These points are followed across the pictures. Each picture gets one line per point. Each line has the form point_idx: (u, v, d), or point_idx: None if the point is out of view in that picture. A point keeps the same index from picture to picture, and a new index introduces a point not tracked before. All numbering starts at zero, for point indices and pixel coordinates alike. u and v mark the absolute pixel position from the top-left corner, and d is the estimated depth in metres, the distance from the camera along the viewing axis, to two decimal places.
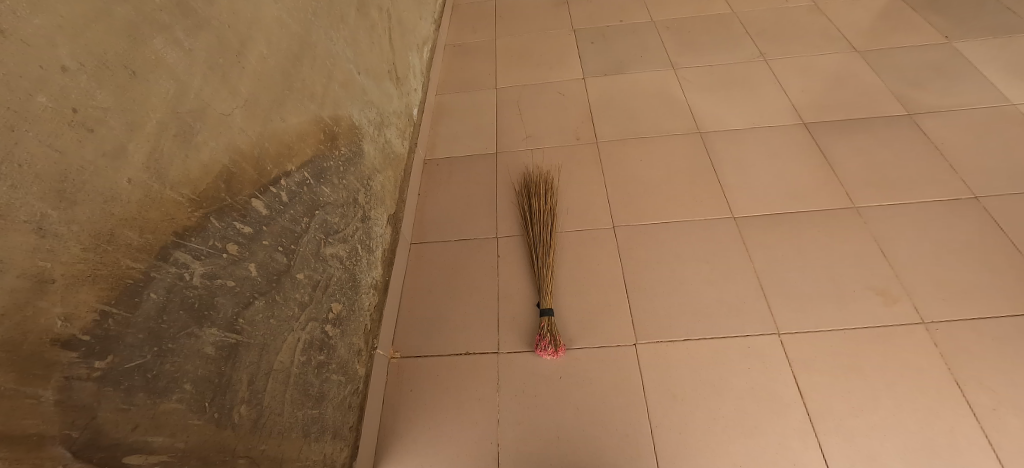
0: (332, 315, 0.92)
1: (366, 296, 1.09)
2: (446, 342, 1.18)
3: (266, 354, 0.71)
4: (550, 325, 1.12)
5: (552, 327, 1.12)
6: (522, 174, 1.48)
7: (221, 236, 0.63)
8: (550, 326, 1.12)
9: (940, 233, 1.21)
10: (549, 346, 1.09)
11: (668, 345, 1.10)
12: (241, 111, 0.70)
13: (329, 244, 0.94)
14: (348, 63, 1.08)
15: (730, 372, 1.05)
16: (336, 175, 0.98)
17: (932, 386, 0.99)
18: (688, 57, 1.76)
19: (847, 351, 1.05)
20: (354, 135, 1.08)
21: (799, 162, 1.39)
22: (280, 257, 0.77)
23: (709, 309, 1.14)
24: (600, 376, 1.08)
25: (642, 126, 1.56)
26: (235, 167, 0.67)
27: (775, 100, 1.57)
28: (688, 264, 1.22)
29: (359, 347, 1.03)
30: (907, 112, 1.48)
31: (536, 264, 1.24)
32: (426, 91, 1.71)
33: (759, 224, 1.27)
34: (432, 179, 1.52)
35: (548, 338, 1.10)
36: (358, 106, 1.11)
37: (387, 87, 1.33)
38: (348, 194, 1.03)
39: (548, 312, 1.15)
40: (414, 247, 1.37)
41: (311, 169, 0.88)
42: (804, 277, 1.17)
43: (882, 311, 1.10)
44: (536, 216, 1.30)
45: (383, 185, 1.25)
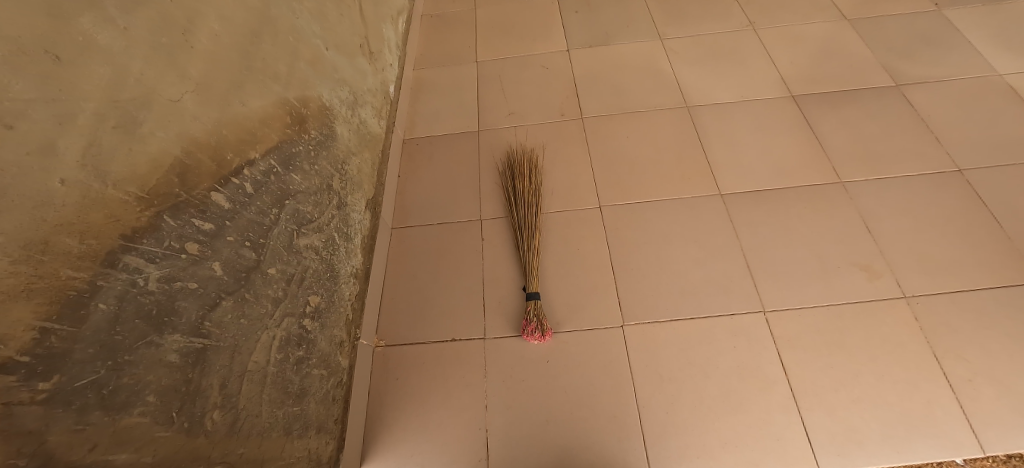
0: (310, 308, 0.89)
1: (347, 286, 1.05)
2: (432, 329, 1.16)
3: (239, 356, 0.68)
4: (538, 310, 1.10)
5: (540, 312, 1.10)
6: (506, 153, 1.43)
7: (178, 235, 0.58)
8: (537, 311, 1.10)
9: (923, 208, 1.21)
10: (537, 331, 1.08)
11: (656, 326, 1.10)
12: (194, 96, 0.64)
13: (303, 235, 0.89)
14: (314, 39, 1.00)
15: (717, 351, 1.06)
16: (307, 162, 0.92)
17: (910, 359, 1.02)
18: (676, 27, 1.69)
19: (831, 327, 1.06)
20: (325, 116, 1.01)
21: (787, 137, 1.37)
22: (247, 252, 0.72)
23: (696, 289, 1.14)
24: (588, 359, 1.08)
25: (629, 100, 1.51)
26: (190, 158, 0.61)
27: (764, 72, 1.53)
28: (675, 243, 1.21)
29: (341, 338, 1.01)
30: (895, 83, 1.46)
31: (521, 248, 1.21)
32: (403, 66, 1.62)
33: (747, 201, 1.26)
34: (412, 160, 1.46)
35: (536, 323, 1.08)
36: (328, 85, 1.04)
37: (360, 63, 1.24)
38: (320, 181, 0.97)
39: (536, 296, 1.12)
40: (396, 231, 1.32)
41: (278, 156, 0.82)
42: (790, 254, 1.17)
43: (865, 287, 1.11)
44: (521, 198, 1.27)
45: (360, 169, 1.19)
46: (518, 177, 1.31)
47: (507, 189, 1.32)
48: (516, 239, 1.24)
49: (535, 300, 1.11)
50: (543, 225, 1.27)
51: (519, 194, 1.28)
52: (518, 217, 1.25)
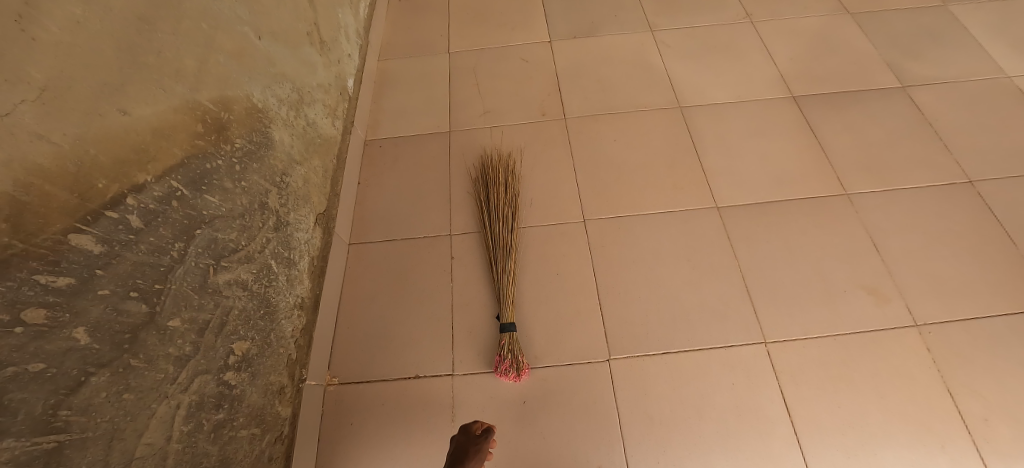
0: (233, 359, 0.73)
1: (288, 321, 0.90)
2: (393, 363, 1.01)
3: (121, 444, 0.52)
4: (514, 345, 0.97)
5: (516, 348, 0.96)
6: (479, 158, 1.27)
7: (10, 301, 0.41)
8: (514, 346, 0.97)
9: (933, 223, 1.11)
10: (513, 370, 0.95)
11: (645, 360, 0.98)
12: (36, 104, 0.45)
13: (223, 269, 0.73)
14: (240, 26, 0.82)
15: (713, 388, 0.94)
16: (228, 179, 0.75)
17: (921, 395, 0.93)
18: (668, 17, 1.55)
19: (836, 359, 0.96)
20: (255, 120, 0.84)
21: (787, 142, 1.25)
22: (132, 306, 0.56)
23: (690, 315, 1.02)
24: (570, 398, 0.95)
25: (616, 99, 1.36)
26: (29, 193, 0.44)
27: (762, 69, 1.40)
28: (667, 263, 1.08)
29: (280, 384, 0.86)
30: (900, 84, 1.35)
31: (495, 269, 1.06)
32: (364, 57, 1.44)
33: (745, 215, 1.14)
34: (373, 165, 1.29)
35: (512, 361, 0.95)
36: (259, 81, 0.86)
37: (307, 55, 1.06)
38: (249, 200, 0.80)
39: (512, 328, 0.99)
40: (353, 248, 1.16)
41: (183, 176, 0.65)
42: (792, 276, 1.06)
43: (872, 312, 1.01)
44: (495, 212, 1.12)
45: (307, 179, 1.02)
46: (492, 187, 1.16)
47: (479, 200, 1.18)
48: (489, 258, 1.10)
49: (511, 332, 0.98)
50: (520, 242, 1.13)
51: (493, 207, 1.13)
52: (492, 233, 1.10)
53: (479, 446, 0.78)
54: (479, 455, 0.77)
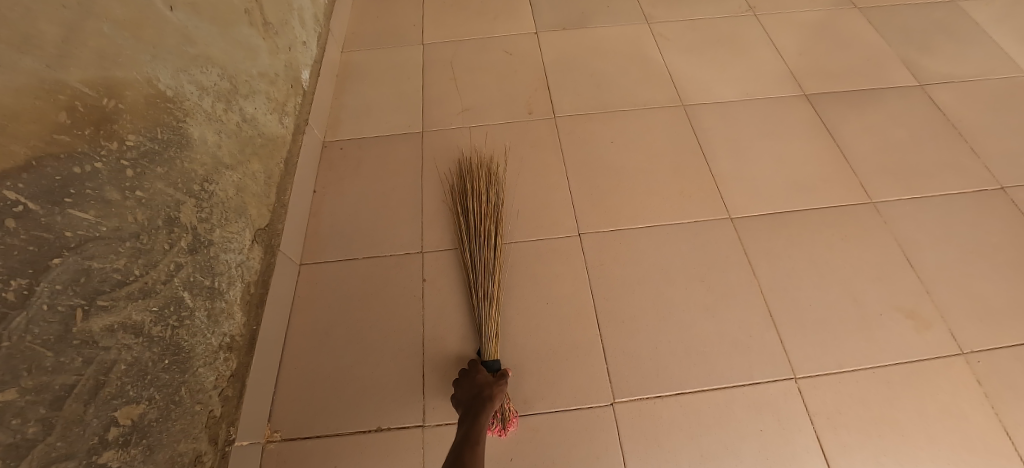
0: (116, 432, 0.53)
1: (207, 369, 0.70)
2: (350, 412, 0.83)
3: None
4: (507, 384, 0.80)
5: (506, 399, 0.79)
6: (457, 163, 1.10)
7: None
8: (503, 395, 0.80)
9: (967, 234, 0.99)
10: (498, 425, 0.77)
11: (656, 402, 0.81)
12: None
13: (96, 311, 0.52)
14: None
15: (738, 437, 0.78)
16: (106, 189, 0.55)
17: (979, 438, 0.79)
18: (665, 8, 1.42)
19: (878, 397, 0.82)
20: (158, 111, 0.64)
21: (803, 144, 1.12)
22: None
23: (707, 346, 0.86)
24: (567, 453, 0.78)
25: (612, 96, 1.21)
26: None
27: (770, 65, 1.27)
28: (677, 284, 0.93)
29: (193, 453, 0.66)
30: (918, 81, 1.25)
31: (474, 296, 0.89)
32: (324, 47, 1.25)
33: (762, 226, 0.99)
34: (332, 170, 1.11)
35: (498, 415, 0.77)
36: (166, 62, 0.67)
37: (243, 36, 0.87)
38: (142, 215, 0.61)
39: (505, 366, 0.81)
40: (304, 269, 0.98)
41: (28, 178, 0.45)
42: (819, 297, 0.91)
43: (914, 339, 0.87)
44: (475, 227, 0.95)
45: (240, 188, 0.83)
46: (470, 197, 0.99)
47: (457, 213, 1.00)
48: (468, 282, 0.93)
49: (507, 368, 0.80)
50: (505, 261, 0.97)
51: (472, 222, 0.96)
52: (471, 252, 0.93)
53: (501, 384, 0.76)
54: (502, 393, 0.75)
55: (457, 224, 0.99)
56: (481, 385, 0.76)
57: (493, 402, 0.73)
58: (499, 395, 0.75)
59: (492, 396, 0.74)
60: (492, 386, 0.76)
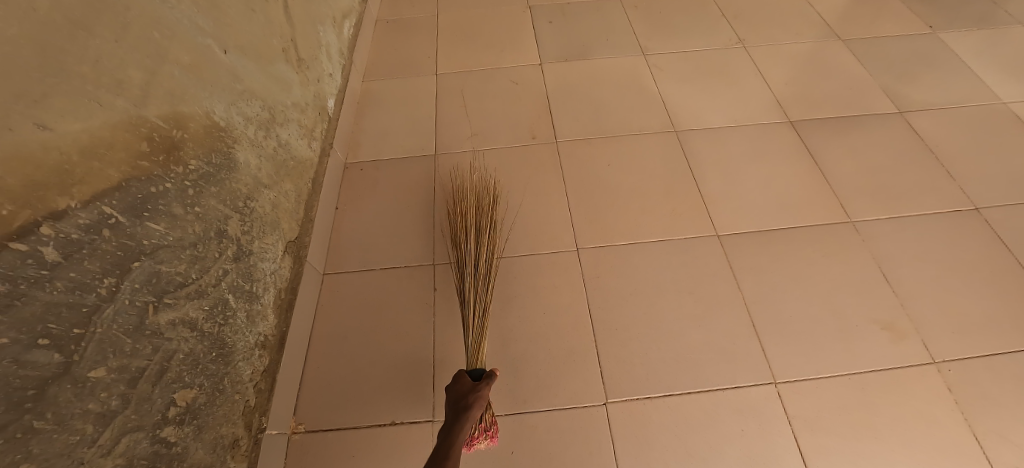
0: (175, 410, 0.63)
1: (247, 363, 0.80)
2: (367, 408, 0.91)
3: None
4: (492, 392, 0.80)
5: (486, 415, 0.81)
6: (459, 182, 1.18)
7: None
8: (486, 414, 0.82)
9: (942, 251, 1.06)
10: (481, 439, 0.80)
11: (645, 403, 0.88)
12: None
13: (166, 307, 0.63)
14: (200, 38, 0.75)
15: (720, 437, 0.85)
16: (175, 205, 0.66)
17: (950, 443, 0.84)
18: (660, 41, 1.53)
19: (855, 403, 0.88)
20: (214, 139, 0.76)
21: (787, 167, 1.20)
22: (45, 354, 0.46)
23: (693, 353, 0.93)
24: (562, 449, 0.85)
25: (609, 121, 1.32)
26: None
27: (757, 93, 1.37)
28: (667, 296, 1.01)
29: (233, 437, 0.75)
30: (897, 109, 1.33)
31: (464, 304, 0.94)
32: (347, 78, 1.38)
33: (747, 243, 1.07)
34: (352, 188, 1.22)
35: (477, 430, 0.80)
36: (221, 98, 0.79)
37: (280, 72, 1.00)
38: (202, 227, 0.72)
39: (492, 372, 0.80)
40: (327, 278, 1.07)
41: (119, 199, 0.57)
42: (799, 308, 0.98)
43: (890, 349, 0.93)
44: (473, 238, 1.00)
45: (275, 204, 0.94)
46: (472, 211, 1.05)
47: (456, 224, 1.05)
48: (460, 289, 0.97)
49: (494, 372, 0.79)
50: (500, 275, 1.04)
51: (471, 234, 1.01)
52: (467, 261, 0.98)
53: (480, 392, 0.76)
54: (481, 401, 0.75)
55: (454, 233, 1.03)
56: (461, 395, 0.77)
57: (470, 412, 0.74)
58: (477, 404, 0.75)
59: (469, 407, 0.74)
60: (470, 395, 0.76)
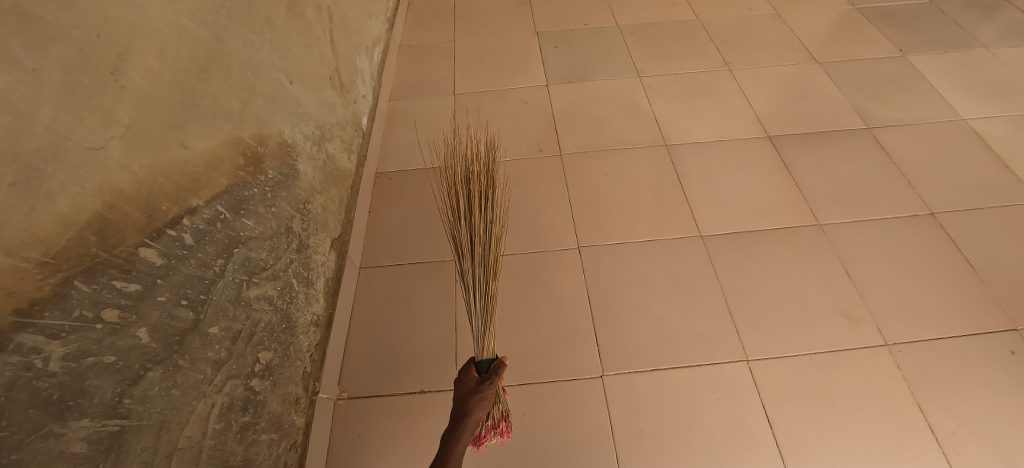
0: (259, 366, 0.81)
1: (305, 336, 0.97)
2: (399, 379, 1.08)
3: (166, 434, 0.60)
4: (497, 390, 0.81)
5: (495, 411, 0.85)
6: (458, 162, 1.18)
7: (91, 302, 0.51)
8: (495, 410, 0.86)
9: (899, 250, 1.21)
10: (492, 435, 0.85)
11: (635, 377, 1.04)
12: (123, 140, 0.56)
13: (254, 285, 0.81)
14: (275, 73, 0.93)
15: (699, 405, 1.00)
16: (261, 204, 0.85)
17: (897, 412, 0.98)
18: (654, 64, 1.71)
19: (816, 378, 1.03)
20: (285, 154, 0.94)
21: (764, 177, 1.37)
22: (184, 312, 0.65)
23: (678, 336, 1.09)
24: (565, 413, 1.01)
25: (608, 137, 1.49)
26: (112, 213, 0.54)
27: (740, 111, 1.54)
28: (656, 288, 1.17)
29: (296, 395, 0.92)
30: (866, 125, 1.49)
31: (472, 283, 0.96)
32: (377, 98, 1.57)
33: (727, 243, 1.23)
34: (382, 194, 1.40)
35: (485, 426, 0.84)
36: (289, 120, 0.97)
37: (329, 96, 1.18)
38: (277, 224, 0.90)
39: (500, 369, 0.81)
40: (363, 271, 1.25)
41: (227, 200, 0.75)
42: (771, 299, 1.14)
43: (848, 334, 1.08)
44: (479, 213, 1.00)
45: (325, 207, 1.11)
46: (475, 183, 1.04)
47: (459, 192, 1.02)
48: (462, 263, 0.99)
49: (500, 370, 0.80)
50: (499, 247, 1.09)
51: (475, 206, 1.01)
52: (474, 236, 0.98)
53: (482, 392, 0.78)
54: (483, 402, 0.78)
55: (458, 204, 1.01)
56: (463, 395, 0.79)
57: (472, 414, 0.76)
58: (480, 404, 0.77)
59: (470, 408, 0.76)
60: (473, 394, 0.79)
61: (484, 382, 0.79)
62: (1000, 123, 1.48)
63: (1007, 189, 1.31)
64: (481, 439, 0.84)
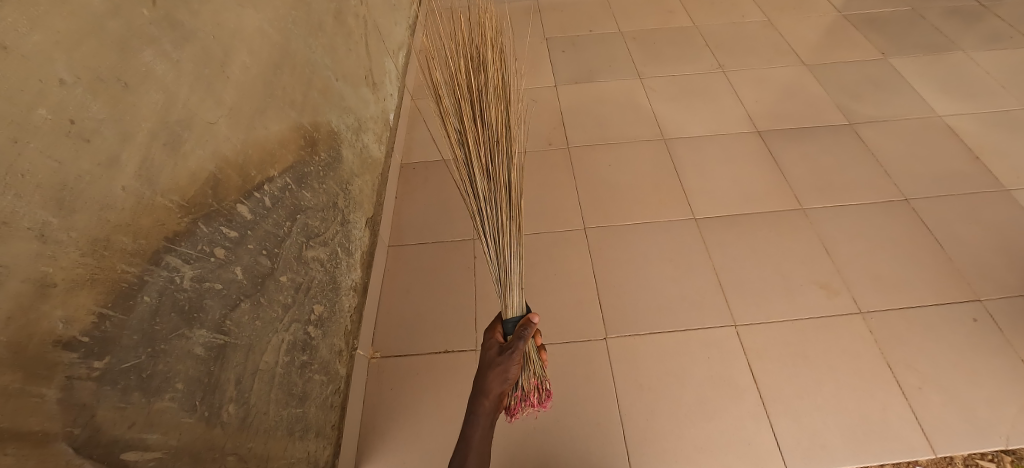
0: (314, 316, 0.96)
1: (346, 298, 1.12)
2: (425, 341, 1.23)
3: (252, 355, 0.75)
4: (522, 359, 0.80)
5: (524, 382, 0.86)
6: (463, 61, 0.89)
7: (209, 240, 0.66)
8: (525, 380, 0.86)
9: (875, 232, 1.34)
10: (523, 407, 0.86)
11: (635, 339, 1.17)
12: (225, 119, 0.72)
13: (310, 247, 0.96)
14: (326, 70, 1.09)
15: (691, 362, 1.13)
16: (317, 180, 1.00)
17: (868, 369, 1.11)
18: (654, 67, 1.87)
19: (795, 340, 1.15)
20: (333, 140, 1.10)
21: (753, 167, 1.50)
22: (264, 260, 0.79)
23: (672, 304, 1.23)
24: (572, 369, 1.14)
25: (611, 132, 1.64)
26: (221, 174, 0.69)
27: (732, 109, 1.68)
28: (654, 263, 1.31)
29: (339, 347, 1.07)
30: (848, 121, 1.63)
31: (490, 221, 0.86)
32: (402, 97, 1.73)
33: (718, 224, 1.37)
34: (407, 183, 1.57)
35: (514, 398, 0.86)
36: (336, 112, 1.13)
37: (364, 93, 1.34)
38: (327, 199, 1.05)
39: (524, 333, 0.77)
40: (392, 249, 1.40)
41: (292, 174, 0.90)
42: (757, 273, 1.27)
43: (825, 303, 1.21)
44: (489, 128, 0.85)
45: (361, 190, 1.27)
46: (482, 88, 0.87)
47: (462, 103, 0.87)
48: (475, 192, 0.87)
49: (523, 334, 0.77)
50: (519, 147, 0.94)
51: (484, 118, 0.86)
52: (486, 157, 0.85)
53: (502, 364, 0.78)
54: (503, 377, 0.78)
55: (462, 118, 0.86)
56: (485, 365, 0.80)
57: (490, 389, 0.78)
58: (499, 378, 0.78)
59: (488, 384, 0.78)
60: (493, 367, 0.79)
61: (505, 353, 0.78)
62: (973, 119, 1.60)
63: (976, 178, 1.44)
64: (511, 409, 0.86)
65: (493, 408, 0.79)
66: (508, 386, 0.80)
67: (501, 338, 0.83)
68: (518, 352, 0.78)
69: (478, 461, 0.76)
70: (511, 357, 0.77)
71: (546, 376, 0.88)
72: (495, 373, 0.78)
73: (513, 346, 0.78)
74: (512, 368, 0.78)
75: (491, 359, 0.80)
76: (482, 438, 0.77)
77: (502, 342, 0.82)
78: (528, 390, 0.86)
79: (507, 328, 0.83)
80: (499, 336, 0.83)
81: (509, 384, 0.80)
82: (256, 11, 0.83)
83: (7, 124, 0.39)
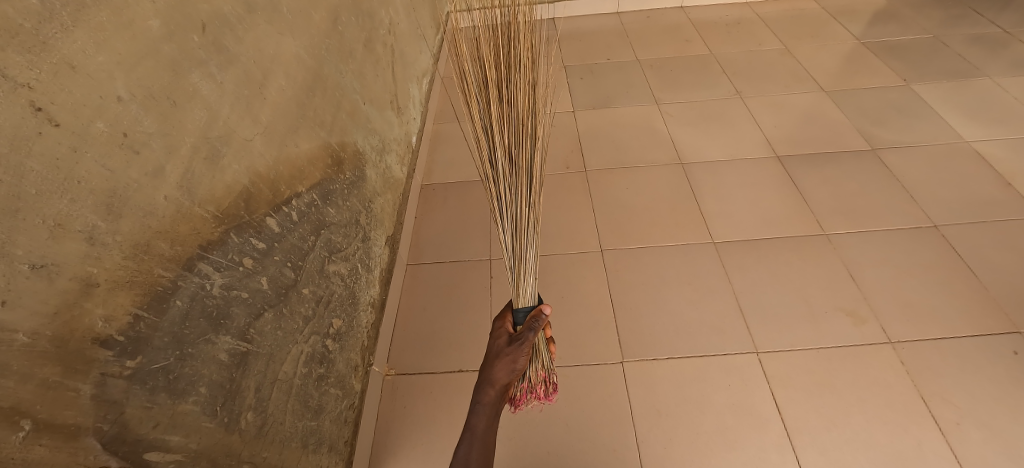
0: (333, 330, 0.98)
1: (364, 314, 1.14)
2: (441, 359, 1.23)
3: (272, 363, 0.76)
4: (531, 351, 0.79)
5: (531, 375, 0.85)
6: (492, 43, 0.90)
7: (238, 250, 0.68)
8: (533, 373, 0.85)
9: (901, 258, 1.30)
10: (528, 399, 0.86)
11: (652, 363, 1.15)
12: (261, 137, 0.76)
13: (332, 262, 0.99)
14: (354, 94, 1.15)
15: (711, 389, 1.09)
16: (342, 197, 1.04)
17: (899, 401, 1.05)
18: (671, 93, 1.90)
19: (820, 368, 1.11)
20: (358, 160, 1.14)
21: (773, 191, 1.49)
22: (288, 272, 0.82)
23: (691, 328, 1.20)
24: (588, 392, 1.12)
25: (628, 155, 1.66)
26: (253, 188, 0.73)
27: (750, 134, 1.69)
28: (671, 286, 1.29)
29: (355, 362, 1.07)
30: (871, 147, 1.61)
31: (509, 210, 0.87)
32: (424, 120, 1.80)
33: (737, 248, 1.35)
34: (427, 203, 1.61)
35: (520, 389, 0.84)
36: (363, 133, 1.18)
37: (389, 115, 1.40)
38: (350, 215, 1.08)
39: (534, 325, 0.77)
40: (410, 267, 1.43)
41: (319, 191, 0.94)
42: (779, 298, 1.24)
43: (852, 331, 1.17)
44: (514, 113, 0.85)
45: (383, 208, 1.30)
46: (511, 72, 0.87)
47: (491, 83, 0.86)
48: (496, 179, 0.88)
49: (533, 325, 0.77)
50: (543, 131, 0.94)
51: (511, 101, 0.86)
52: (510, 142, 0.85)
53: (511, 354, 0.77)
54: (511, 364, 0.78)
55: (489, 103, 0.86)
56: (492, 355, 0.80)
57: (496, 379, 0.78)
58: (507, 367, 0.77)
59: (495, 373, 0.78)
60: (500, 355, 0.79)
61: (515, 342, 0.78)
62: (1002, 144, 1.56)
63: (1008, 204, 1.39)
64: (516, 400, 0.85)
65: (498, 398, 0.78)
66: (515, 377, 0.79)
67: (511, 328, 0.84)
68: (527, 344, 0.78)
69: (481, 452, 0.74)
70: (520, 347, 0.77)
71: (553, 370, 0.88)
72: (503, 363, 0.78)
73: (522, 337, 0.78)
74: (521, 359, 0.77)
75: (499, 349, 0.80)
76: (487, 427, 0.76)
77: (512, 332, 0.83)
78: (535, 382, 0.85)
79: (518, 318, 0.84)
80: (509, 326, 0.84)
81: (516, 375, 0.79)
82: (294, 39, 0.89)
83: (68, 134, 0.43)
